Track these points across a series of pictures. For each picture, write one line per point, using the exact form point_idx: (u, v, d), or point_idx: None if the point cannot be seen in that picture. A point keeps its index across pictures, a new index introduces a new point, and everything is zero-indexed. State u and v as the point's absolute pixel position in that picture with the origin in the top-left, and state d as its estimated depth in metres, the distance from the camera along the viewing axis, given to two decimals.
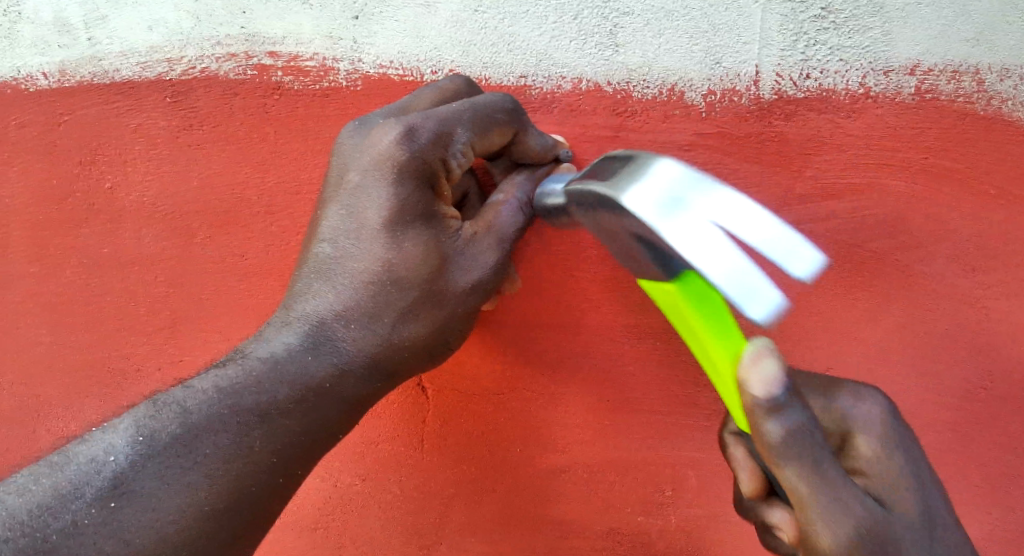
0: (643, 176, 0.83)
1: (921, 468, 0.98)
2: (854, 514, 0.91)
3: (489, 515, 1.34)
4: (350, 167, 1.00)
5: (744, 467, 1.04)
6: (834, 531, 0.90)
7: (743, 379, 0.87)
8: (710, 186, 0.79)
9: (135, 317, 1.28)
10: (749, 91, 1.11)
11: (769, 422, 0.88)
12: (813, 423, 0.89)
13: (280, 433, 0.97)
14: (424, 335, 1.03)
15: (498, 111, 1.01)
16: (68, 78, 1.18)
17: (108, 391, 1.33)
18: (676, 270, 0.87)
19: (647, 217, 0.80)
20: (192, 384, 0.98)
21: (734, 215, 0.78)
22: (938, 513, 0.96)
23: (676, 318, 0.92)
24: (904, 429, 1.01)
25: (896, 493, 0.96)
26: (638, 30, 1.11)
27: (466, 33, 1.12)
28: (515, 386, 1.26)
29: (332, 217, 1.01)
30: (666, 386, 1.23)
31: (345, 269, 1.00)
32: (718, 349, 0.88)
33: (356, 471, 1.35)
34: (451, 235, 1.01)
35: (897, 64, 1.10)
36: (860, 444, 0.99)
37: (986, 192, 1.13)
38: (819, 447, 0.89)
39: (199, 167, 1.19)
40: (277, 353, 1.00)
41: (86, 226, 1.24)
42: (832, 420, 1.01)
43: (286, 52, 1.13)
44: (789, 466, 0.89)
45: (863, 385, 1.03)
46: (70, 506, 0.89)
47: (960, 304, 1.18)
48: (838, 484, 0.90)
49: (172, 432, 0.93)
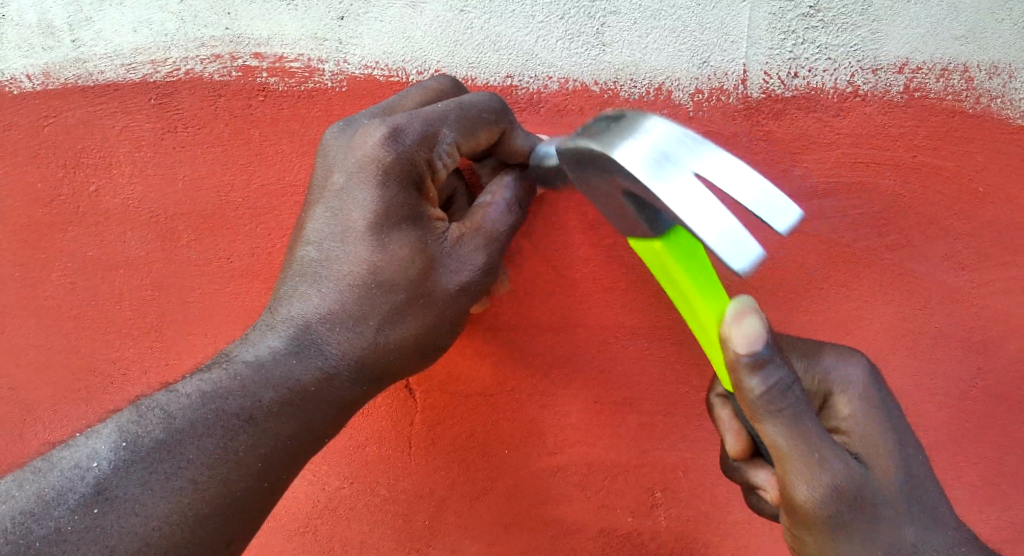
0: (638, 133, 0.82)
1: (901, 427, 1.00)
2: (832, 469, 0.92)
3: (480, 518, 1.33)
4: (335, 168, 0.99)
5: (729, 428, 1.05)
6: (813, 486, 0.92)
7: (726, 335, 0.89)
8: (702, 147, 0.79)
9: (122, 321, 1.28)
10: (737, 90, 1.11)
11: (749, 379, 0.90)
12: (793, 379, 0.90)
13: (265, 437, 0.96)
14: (412, 337, 1.02)
15: (484, 111, 1.00)
16: (52, 81, 1.17)
17: (95, 396, 1.32)
18: (664, 225, 0.85)
19: (638, 172, 0.79)
20: (176, 389, 0.97)
21: (724, 173, 0.78)
22: (917, 470, 0.98)
23: (661, 277, 0.92)
24: (886, 391, 1.02)
25: (877, 454, 0.98)
26: (625, 30, 1.10)
27: (453, 34, 1.12)
28: (505, 387, 1.26)
29: (317, 218, 1.00)
30: (657, 386, 1.23)
31: (330, 270, 1.00)
32: (705, 306, 0.89)
33: (346, 474, 1.34)
34: (437, 236, 1.00)
35: (885, 62, 1.10)
36: (840, 404, 1.01)
37: (975, 190, 1.13)
38: (799, 403, 0.90)
39: (185, 170, 1.18)
40: (262, 356, 1.00)
41: (71, 229, 1.23)
42: (815, 380, 1.03)
43: (271, 54, 1.13)
44: (770, 423, 0.91)
45: (847, 349, 1.04)
46: (53, 513, 0.88)
47: (949, 302, 1.18)
48: (819, 442, 0.92)
49: (156, 437, 0.93)
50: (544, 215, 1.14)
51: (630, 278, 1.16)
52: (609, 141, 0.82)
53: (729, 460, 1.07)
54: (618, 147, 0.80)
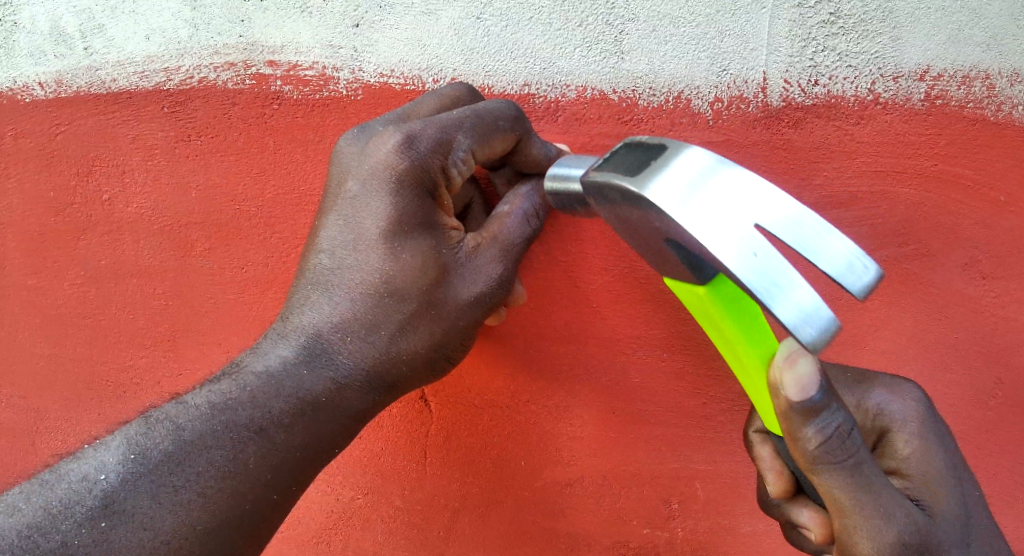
0: (668, 168, 0.77)
1: (956, 465, 0.99)
2: (895, 520, 0.89)
3: (495, 529, 1.32)
4: (347, 176, 0.98)
5: (771, 468, 1.02)
6: (875, 538, 0.89)
7: (779, 381, 0.86)
8: (742, 178, 0.75)
9: (134, 330, 1.27)
10: (756, 98, 1.09)
11: (805, 429, 0.87)
12: (851, 427, 0.88)
13: (275, 449, 0.95)
14: (425, 348, 1.01)
15: (501, 118, 0.98)
16: (65, 88, 1.16)
17: (108, 405, 1.31)
18: (708, 274, 0.84)
19: (680, 218, 0.74)
20: (186, 400, 0.96)
21: (771, 212, 0.74)
22: (973, 508, 0.98)
23: (706, 326, 0.90)
24: (940, 424, 1.02)
25: (936, 494, 0.97)
26: (643, 37, 1.09)
27: (469, 41, 1.11)
28: (521, 398, 1.24)
29: (330, 227, 0.99)
30: (673, 397, 1.21)
31: (342, 280, 0.98)
32: (750, 355, 0.88)
33: (359, 485, 1.32)
34: (452, 246, 0.99)
35: (906, 70, 1.08)
36: (897, 442, 1.01)
37: (997, 199, 1.11)
38: (859, 453, 0.88)
39: (197, 178, 1.17)
40: (272, 366, 0.98)
41: (84, 238, 1.22)
42: (868, 417, 1.03)
43: (285, 61, 1.12)
44: (827, 474, 0.88)
45: (899, 379, 1.04)
46: (60, 527, 0.87)
47: (970, 313, 1.16)
48: (881, 491, 0.89)
49: (165, 449, 0.92)
50: (561, 225, 1.13)
51: (647, 288, 1.15)
52: (650, 182, 0.76)
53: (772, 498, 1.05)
54: (654, 188, 0.75)
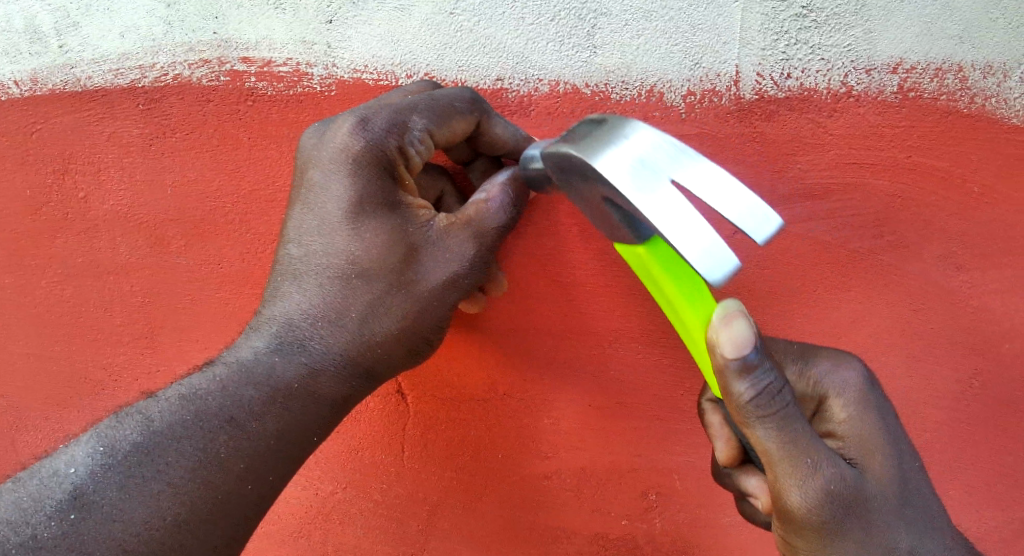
0: (608, 134, 0.80)
1: (895, 430, 1.00)
2: (824, 475, 0.92)
3: (475, 523, 1.33)
4: (310, 165, 0.99)
5: (722, 435, 1.04)
6: (805, 491, 0.92)
7: (714, 340, 0.88)
8: (675, 144, 0.78)
9: (113, 327, 1.27)
10: (729, 92, 1.10)
11: (737, 384, 0.89)
12: (781, 384, 0.90)
13: (248, 437, 0.95)
14: (396, 330, 1.01)
15: (457, 100, 0.99)
16: (39, 86, 1.16)
17: (88, 402, 1.31)
18: (645, 233, 0.85)
19: (611, 177, 0.77)
20: (158, 394, 0.97)
21: (697, 174, 0.77)
22: (912, 476, 0.98)
23: (649, 283, 0.93)
24: (881, 395, 1.02)
25: (871, 457, 0.98)
26: (616, 31, 1.09)
27: (442, 37, 1.11)
28: (497, 391, 1.25)
29: (295, 217, 1.00)
30: (650, 390, 1.22)
31: (309, 267, 0.99)
32: (688, 311, 0.90)
33: (339, 479, 1.33)
34: (421, 225, 0.99)
35: (879, 63, 1.09)
36: (836, 408, 1.01)
37: (969, 190, 1.12)
38: (787, 407, 0.90)
39: (173, 175, 1.17)
40: (244, 356, 0.99)
41: (61, 237, 1.22)
42: (809, 385, 1.02)
43: (259, 58, 1.12)
44: (759, 428, 0.91)
45: (841, 351, 1.03)
46: (30, 521, 0.88)
47: (944, 303, 1.18)
48: (811, 447, 0.91)
49: (134, 440, 0.92)
50: (535, 219, 1.13)
51: (622, 282, 1.15)
52: (589, 142, 0.80)
53: (722, 467, 1.07)
54: (591, 149, 0.79)
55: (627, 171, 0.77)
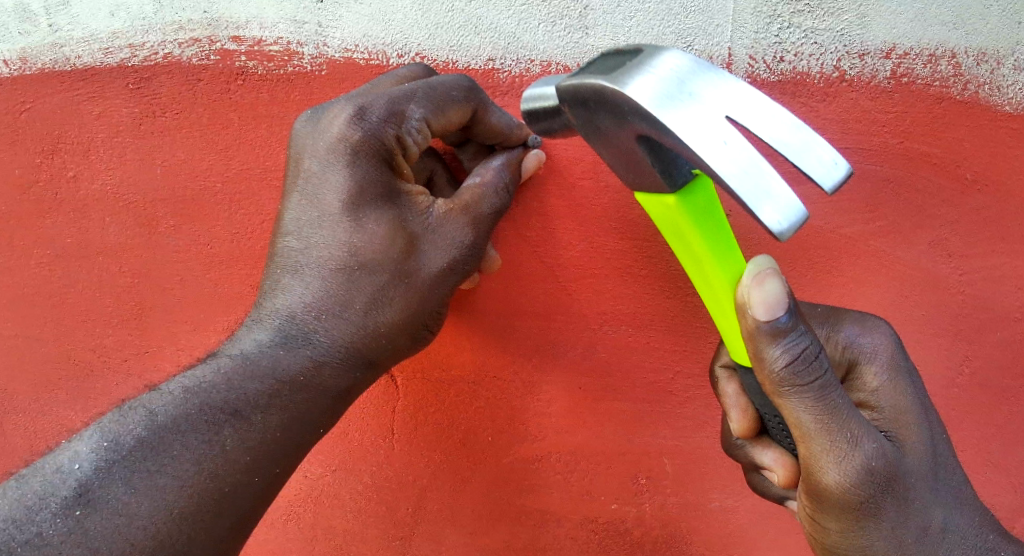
0: (652, 70, 0.77)
1: (925, 401, 1.01)
2: (861, 447, 0.90)
3: (464, 506, 1.33)
4: (306, 154, 0.97)
5: (735, 404, 1.03)
6: (842, 465, 0.90)
7: (747, 301, 0.87)
8: (729, 85, 0.76)
9: (100, 309, 1.26)
10: (722, 75, 1.10)
11: (771, 350, 0.87)
12: (817, 350, 0.88)
13: (253, 430, 0.94)
14: (402, 319, 1.00)
15: (454, 89, 0.98)
16: (28, 65, 1.15)
17: (75, 385, 1.30)
18: (680, 178, 0.85)
19: (659, 116, 0.75)
20: (160, 387, 0.96)
21: (752, 114, 0.75)
22: (942, 449, 1.00)
23: (672, 238, 0.91)
24: (908, 362, 1.03)
25: (902, 424, 0.99)
26: (608, 13, 1.09)
27: (434, 16, 1.10)
28: (487, 374, 1.25)
29: (293, 207, 0.98)
30: (640, 373, 1.22)
31: (310, 258, 0.98)
32: (717, 269, 0.89)
33: (329, 461, 1.32)
34: (420, 211, 0.98)
35: (872, 48, 1.09)
36: (867, 374, 1.02)
37: (961, 177, 1.12)
38: (825, 375, 0.88)
39: (163, 155, 1.17)
40: (247, 349, 0.98)
41: (50, 217, 1.21)
42: (839, 349, 1.04)
43: (250, 37, 1.11)
44: (794, 398, 0.89)
45: (869, 317, 1.06)
46: (36, 519, 0.87)
47: (935, 289, 1.18)
48: (849, 419, 0.90)
49: (138, 434, 0.91)
50: (526, 201, 1.13)
51: (613, 264, 1.16)
52: (626, 78, 0.77)
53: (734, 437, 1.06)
54: (636, 86, 0.76)
55: (673, 108, 0.75)
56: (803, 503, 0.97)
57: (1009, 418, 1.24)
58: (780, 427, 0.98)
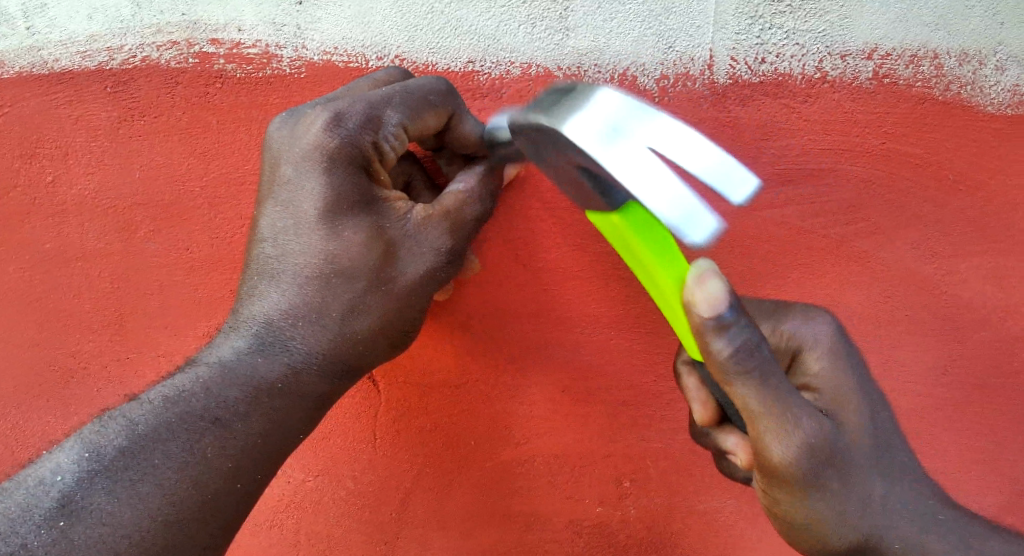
0: (591, 107, 0.77)
1: (868, 383, 1.00)
2: (804, 428, 0.90)
3: (447, 510, 1.32)
4: (281, 161, 0.96)
5: (697, 397, 1.03)
6: (788, 447, 0.90)
7: (690, 300, 0.86)
8: (659, 119, 0.75)
9: (80, 314, 1.24)
10: (703, 76, 1.09)
11: (714, 342, 0.86)
12: (759, 340, 0.88)
13: (235, 438, 0.93)
14: (380, 325, 0.99)
15: (430, 94, 0.97)
16: (5, 69, 1.14)
17: (55, 392, 1.29)
18: (620, 200, 0.83)
19: (599, 154, 0.75)
20: (140, 397, 0.94)
21: (682, 148, 0.75)
22: (885, 427, 0.99)
23: (621, 248, 0.89)
24: (850, 346, 1.03)
25: (845, 406, 0.98)
26: (589, 14, 1.09)
27: (413, 18, 1.10)
28: (469, 377, 1.24)
29: (270, 214, 0.97)
30: (623, 375, 1.22)
31: (287, 266, 0.97)
32: (662, 271, 0.86)
33: (311, 467, 1.31)
34: (399, 218, 0.97)
35: (854, 49, 1.09)
36: (810, 361, 1.02)
37: (942, 177, 1.12)
38: (766, 361, 0.88)
39: (142, 159, 1.16)
40: (225, 356, 0.97)
41: (28, 222, 1.20)
42: (783, 339, 1.03)
43: (229, 40, 1.11)
44: (740, 385, 0.88)
45: (810, 307, 1.05)
46: (19, 531, 0.85)
47: (917, 290, 1.17)
48: (793, 404, 0.90)
49: (120, 445, 0.90)
50: (506, 203, 1.13)
51: (595, 266, 1.15)
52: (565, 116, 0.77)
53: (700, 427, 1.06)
54: (575, 125, 0.76)
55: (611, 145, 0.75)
56: (759, 488, 0.97)
57: (992, 417, 1.24)
58: (737, 413, 0.97)
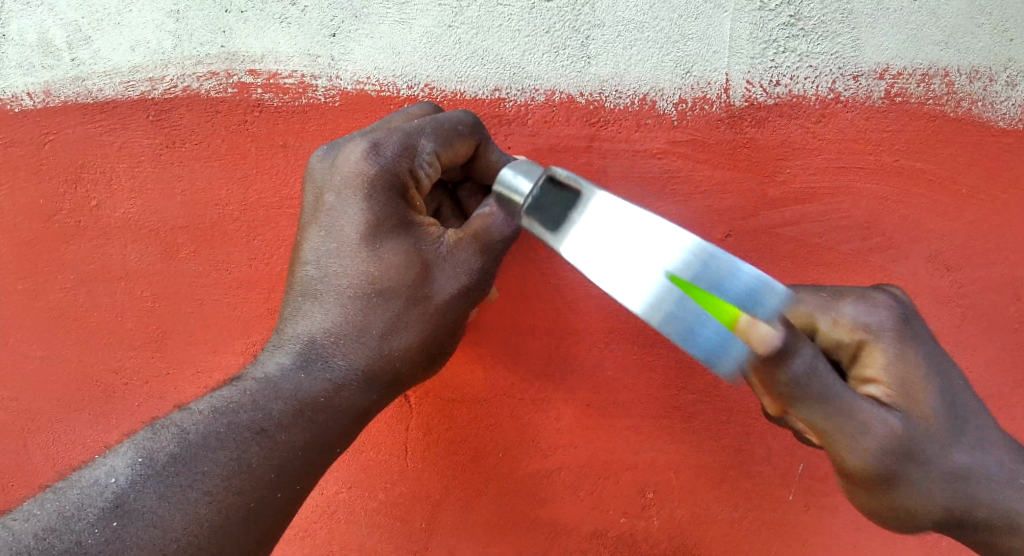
0: (592, 232, 0.87)
1: (933, 359, 0.98)
2: (872, 432, 0.94)
3: (475, 519, 1.36)
4: (324, 189, 1.02)
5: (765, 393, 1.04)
6: (857, 449, 0.94)
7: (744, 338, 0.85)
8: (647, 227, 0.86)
9: (121, 332, 1.30)
10: (720, 99, 1.13)
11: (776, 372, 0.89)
12: (817, 359, 0.91)
13: (278, 448, 0.97)
14: (415, 343, 1.03)
15: (459, 124, 1.03)
16: (52, 98, 1.19)
17: (96, 407, 1.33)
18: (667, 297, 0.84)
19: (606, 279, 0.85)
20: (190, 407, 0.99)
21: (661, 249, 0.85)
22: (961, 399, 0.98)
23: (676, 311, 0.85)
24: (916, 324, 1.00)
25: (913, 394, 0.96)
26: (609, 42, 1.13)
27: (442, 48, 1.15)
28: (497, 390, 1.29)
29: (312, 238, 1.02)
30: (646, 387, 1.27)
31: (329, 286, 1.02)
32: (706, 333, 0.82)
33: (343, 479, 1.36)
34: (432, 241, 1.02)
35: (866, 69, 1.13)
36: (875, 352, 0.99)
37: (955, 192, 1.16)
38: (823, 381, 0.91)
39: (182, 184, 1.21)
40: (271, 372, 1.01)
41: (73, 243, 1.26)
42: (847, 331, 1.00)
43: (266, 70, 1.16)
44: (800, 404, 0.92)
45: (867, 291, 1.02)
46: (74, 528, 0.90)
47: (936, 303, 1.20)
48: (853, 410, 0.93)
49: (172, 451, 0.95)
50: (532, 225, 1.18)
51: None
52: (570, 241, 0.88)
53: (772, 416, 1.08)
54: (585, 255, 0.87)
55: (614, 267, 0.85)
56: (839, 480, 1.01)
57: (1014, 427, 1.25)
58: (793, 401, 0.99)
